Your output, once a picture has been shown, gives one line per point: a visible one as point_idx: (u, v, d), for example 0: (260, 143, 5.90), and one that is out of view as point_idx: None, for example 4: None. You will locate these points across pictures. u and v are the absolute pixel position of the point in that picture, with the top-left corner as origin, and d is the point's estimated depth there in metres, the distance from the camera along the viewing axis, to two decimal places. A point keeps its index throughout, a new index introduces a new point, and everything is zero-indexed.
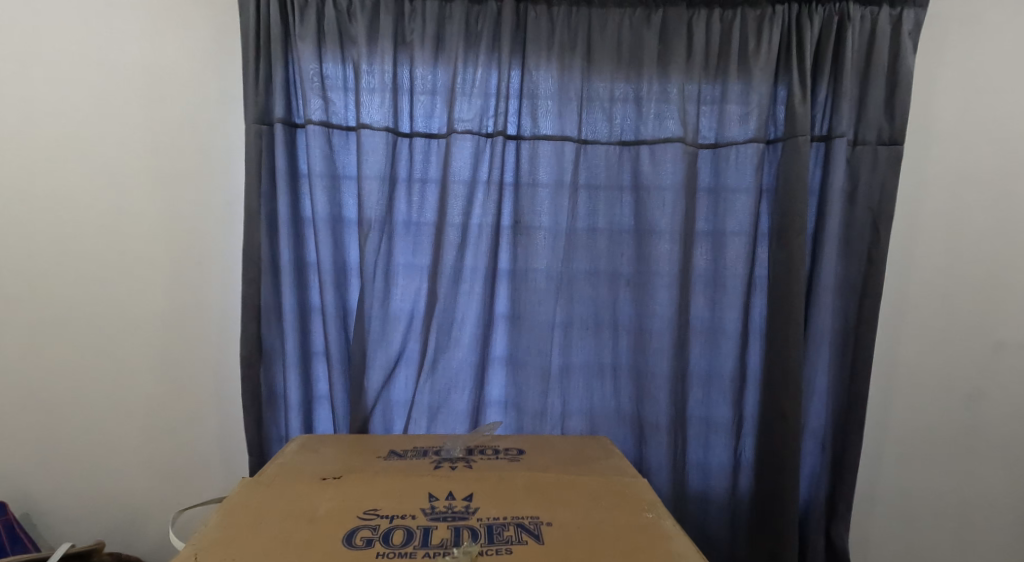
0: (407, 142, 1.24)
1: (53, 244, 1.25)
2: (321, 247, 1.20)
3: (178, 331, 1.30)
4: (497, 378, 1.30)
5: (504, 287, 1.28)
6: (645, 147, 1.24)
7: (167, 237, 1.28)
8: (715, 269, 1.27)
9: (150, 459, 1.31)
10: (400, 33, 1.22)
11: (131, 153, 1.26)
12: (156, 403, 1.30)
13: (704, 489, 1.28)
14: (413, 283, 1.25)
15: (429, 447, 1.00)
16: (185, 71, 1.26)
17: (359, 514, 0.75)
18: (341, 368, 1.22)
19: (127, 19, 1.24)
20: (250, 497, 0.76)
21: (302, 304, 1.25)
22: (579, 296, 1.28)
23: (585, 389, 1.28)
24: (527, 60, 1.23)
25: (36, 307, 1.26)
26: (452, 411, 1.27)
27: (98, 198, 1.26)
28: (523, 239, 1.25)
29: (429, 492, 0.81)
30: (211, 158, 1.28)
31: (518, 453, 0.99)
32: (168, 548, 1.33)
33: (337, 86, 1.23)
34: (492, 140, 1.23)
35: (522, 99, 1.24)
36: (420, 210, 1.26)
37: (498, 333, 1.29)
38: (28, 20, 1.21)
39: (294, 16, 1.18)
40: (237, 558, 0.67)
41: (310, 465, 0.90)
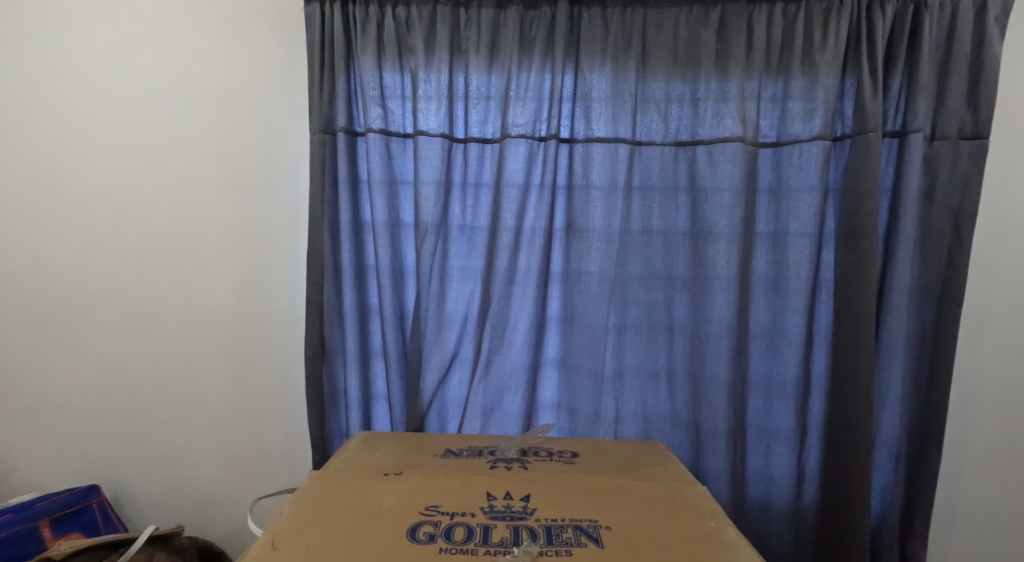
0: (462, 148, 1.27)
1: (139, 248, 1.36)
2: (380, 250, 1.24)
3: (248, 330, 1.37)
4: (550, 380, 1.30)
5: (556, 289, 1.29)
6: (702, 147, 1.22)
7: (238, 241, 1.36)
8: (777, 272, 1.23)
9: (222, 451, 1.39)
10: (456, 41, 1.25)
11: (207, 163, 1.35)
12: (227, 398, 1.38)
13: (765, 499, 1.24)
14: (467, 286, 1.28)
15: (484, 447, 1.02)
16: (256, 84, 1.33)
17: (421, 510, 0.77)
18: (398, 367, 1.26)
19: (204, 39, 1.33)
20: (319, 489, 0.80)
21: (362, 305, 1.30)
22: (633, 299, 1.26)
23: (640, 393, 1.26)
24: (581, 63, 1.23)
25: (123, 305, 1.37)
26: (505, 412, 1.28)
27: (177, 205, 1.36)
28: (575, 242, 1.25)
29: (487, 491, 0.82)
30: (278, 165, 1.35)
31: (572, 456, 0.99)
32: (237, 534, 1.41)
33: (396, 94, 1.27)
34: (545, 143, 1.24)
35: (575, 102, 1.24)
36: (474, 214, 1.28)
37: (551, 336, 1.30)
38: (121, 44, 1.33)
39: (356, 29, 1.23)
40: (309, 545, 0.70)
41: (371, 461, 0.94)
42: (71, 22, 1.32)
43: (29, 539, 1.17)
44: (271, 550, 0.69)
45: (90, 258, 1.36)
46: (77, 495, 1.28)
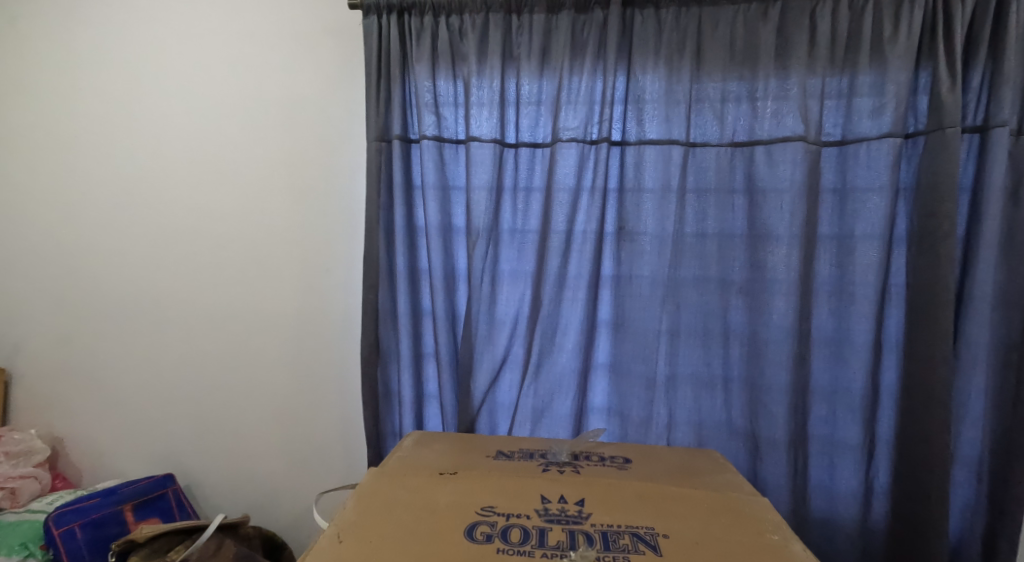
0: (513, 153, 1.28)
1: (209, 252, 1.45)
2: (432, 254, 1.27)
3: (307, 331, 1.43)
4: (600, 385, 1.29)
5: (606, 293, 1.28)
6: (761, 147, 1.18)
7: (299, 245, 1.42)
8: (842, 276, 1.18)
9: (283, 447, 1.45)
10: (508, 47, 1.26)
11: (271, 172, 1.42)
12: (288, 396, 1.45)
13: (829, 513, 1.19)
14: (517, 289, 1.28)
15: (536, 450, 1.02)
16: (316, 95, 1.39)
17: (477, 510, 0.78)
18: (450, 369, 1.28)
19: (271, 54, 1.40)
20: (377, 486, 0.82)
21: (415, 308, 1.33)
22: (687, 304, 1.24)
23: (694, 400, 1.23)
24: (633, 64, 1.22)
25: (194, 306, 1.46)
26: (555, 415, 1.28)
27: (244, 212, 1.43)
28: (627, 246, 1.24)
29: (542, 494, 0.82)
30: (336, 172, 1.40)
31: (625, 461, 0.98)
32: (296, 527, 1.47)
33: (449, 102, 1.29)
34: (597, 146, 1.23)
35: (628, 105, 1.24)
36: (525, 218, 1.29)
37: (601, 340, 1.28)
38: (198, 62, 1.43)
39: (411, 39, 1.27)
40: (372, 539, 0.72)
41: (426, 460, 0.96)
42: (158, 43, 1.44)
43: (114, 522, 1.27)
44: (337, 542, 0.72)
45: (166, 261, 1.46)
46: (153, 483, 1.37)
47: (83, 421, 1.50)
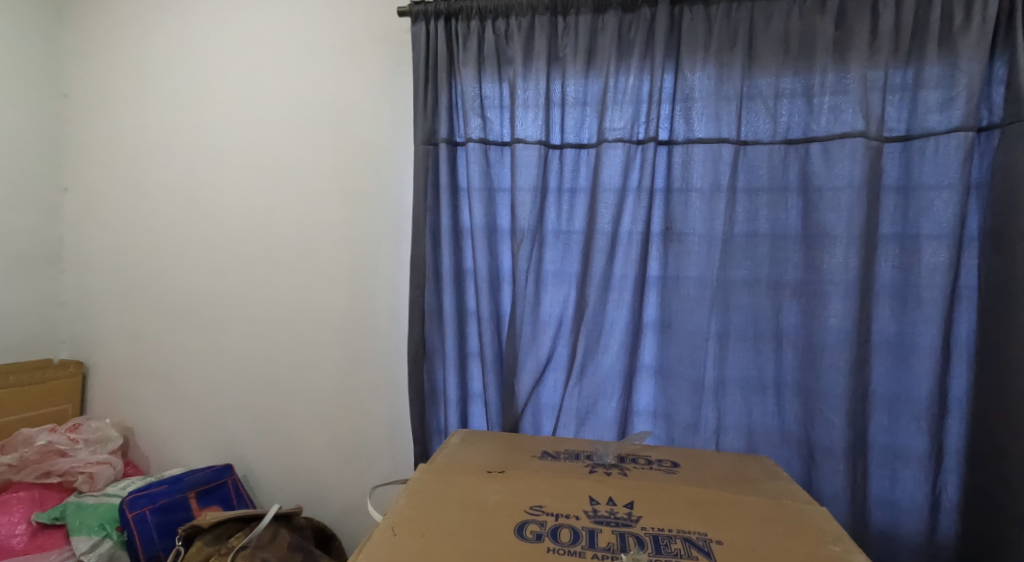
0: (558, 154, 1.28)
1: (265, 253, 1.51)
2: (478, 254, 1.28)
3: (357, 329, 1.47)
4: (646, 387, 1.27)
5: (652, 295, 1.26)
6: (817, 144, 1.15)
7: (349, 246, 1.47)
8: (905, 277, 1.12)
9: (332, 442, 1.50)
10: (553, 49, 1.27)
11: (324, 175, 1.47)
12: (338, 393, 1.49)
13: (891, 526, 1.13)
14: (562, 290, 1.28)
15: (581, 451, 1.02)
16: (367, 101, 1.44)
17: (527, 509, 0.79)
18: (494, 369, 1.29)
19: (325, 62, 1.46)
20: (428, 482, 0.84)
21: (460, 308, 1.35)
22: (737, 306, 1.20)
23: (744, 404, 1.20)
24: (681, 62, 1.20)
25: (251, 305, 1.53)
26: (600, 418, 1.27)
27: (298, 214, 1.49)
28: (674, 246, 1.22)
29: (590, 496, 0.82)
30: (385, 175, 1.44)
31: (673, 465, 0.97)
32: (344, 521, 1.50)
33: (494, 104, 1.31)
34: (643, 146, 1.22)
35: (675, 103, 1.22)
36: (570, 219, 1.28)
37: (647, 342, 1.26)
38: (259, 72, 1.50)
39: (458, 44, 1.30)
40: (424, 533, 0.74)
41: (473, 458, 0.97)
42: (224, 56, 1.53)
43: (180, 508, 1.35)
44: (391, 535, 0.73)
45: (226, 262, 1.53)
46: (213, 473, 1.44)
47: (151, 412, 1.59)
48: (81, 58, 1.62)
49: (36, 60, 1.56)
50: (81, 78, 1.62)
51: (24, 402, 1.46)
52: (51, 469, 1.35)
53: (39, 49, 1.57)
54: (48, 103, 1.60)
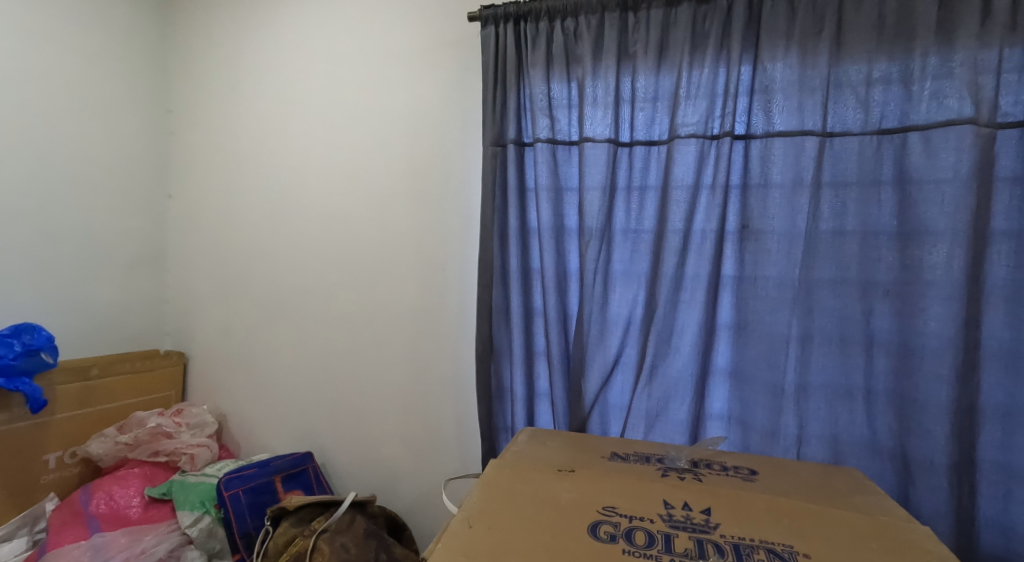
0: (628, 152, 1.25)
1: (343, 252, 1.59)
2: (545, 253, 1.28)
3: (427, 327, 1.52)
4: (719, 391, 1.22)
5: (727, 295, 1.21)
6: (916, 134, 1.07)
7: (420, 246, 1.51)
8: (1020, 277, 1.02)
9: (404, 435, 1.55)
10: (623, 46, 1.25)
11: (396, 178, 1.53)
12: (409, 388, 1.54)
13: (1003, 551, 1.03)
14: (631, 289, 1.26)
15: (652, 454, 1.00)
16: (439, 104, 1.48)
17: (599, 510, 0.78)
18: (561, 368, 1.28)
19: (401, 68, 1.52)
20: (499, 478, 0.85)
21: (527, 306, 1.35)
22: (822, 308, 1.14)
23: (829, 412, 1.13)
24: (760, 53, 1.16)
25: (330, 301, 1.61)
26: (670, 420, 1.23)
27: (373, 215, 1.55)
28: (751, 245, 1.17)
29: (665, 499, 0.81)
30: (454, 176, 1.47)
31: (751, 473, 0.93)
32: (414, 512, 1.55)
33: (563, 104, 1.31)
34: (718, 141, 1.18)
35: (753, 96, 1.17)
36: (639, 218, 1.26)
37: (721, 344, 1.22)
38: (341, 80, 1.58)
39: (527, 46, 1.31)
40: (499, 527, 0.74)
41: (542, 456, 0.97)
42: (307, 67, 1.62)
43: (267, 490, 1.44)
44: (466, 527, 0.75)
45: (307, 261, 1.62)
46: (296, 459, 1.55)
47: (241, 401, 1.72)
48: (183, 75, 1.77)
49: (146, 79, 1.72)
50: (182, 94, 1.78)
51: (137, 387, 1.60)
52: (159, 449, 1.49)
53: (149, 68, 1.73)
54: (155, 118, 1.75)
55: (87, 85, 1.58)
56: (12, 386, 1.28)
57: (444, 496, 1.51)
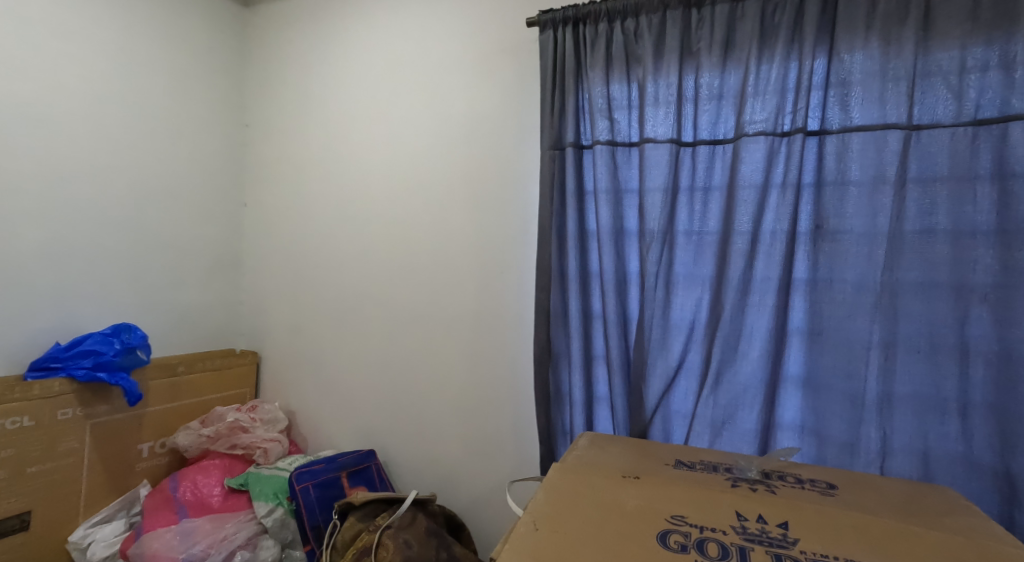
0: (691, 152, 1.22)
1: (405, 255, 1.63)
2: (604, 256, 1.27)
3: (485, 330, 1.53)
4: (791, 400, 1.16)
5: (800, 299, 1.15)
6: (1018, 124, 0.99)
7: (478, 249, 1.53)
8: None
9: (462, 436, 1.57)
10: (686, 43, 1.22)
11: (455, 182, 1.56)
12: (467, 390, 1.56)
13: None
14: (695, 293, 1.22)
15: (719, 463, 0.97)
16: (497, 110, 1.50)
17: (668, 518, 0.76)
18: (621, 373, 1.26)
19: (460, 77, 1.55)
20: (563, 483, 0.84)
21: (586, 310, 1.34)
22: (906, 313, 1.06)
23: (916, 424, 1.05)
24: (835, 44, 1.10)
25: (392, 303, 1.65)
26: (738, 429, 1.18)
27: (433, 220, 1.59)
28: (826, 246, 1.11)
29: (737, 511, 0.78)
30: (512, 180, 1.48)
31: (829, 487, 0.88)
32: (472, 512, 1.56)
33: (622, 106, 1.29)
34: (789, 138, 1.13)
35: (829, 89, 1.11)
36: (702, 219, 1.22)
37: (793, 350, 1.16)
38: (404, 89, 1.63)
39: (586, 49, 1.30)
40: (566, 531, 0.74)
41: (604, 461, 0.96)
42: (372, 78, 1.68)
43: (335, 485, 1.49)
44: (533, 529, 0.74)
45: (371, 264, 1.68)
46: (360, 456, 1.60)
47: (308, 399, 1.79)
48: (258, 92, 1.88)
49: (225, 96, 1.84)
50: (257, 109, 1.89)
51: (217, 384, 1.71)
52: (237, 443, 1.58)
53: (227, 86, 1.85)
54: (233, 132, 1.87)
55: (176, 101, 1.70)
56: (113, 381, 1.40)
57: (503, 498, 1.51)
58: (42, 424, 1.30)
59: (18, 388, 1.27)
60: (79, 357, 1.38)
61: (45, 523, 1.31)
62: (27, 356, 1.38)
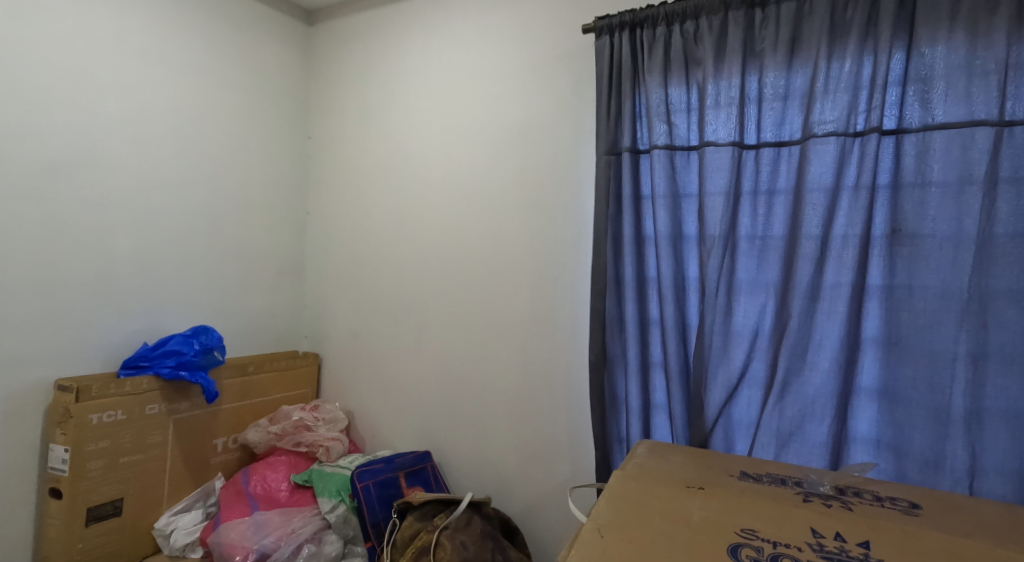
0: (754, 154, 1.18)
1: (460, 261, 1.66)
2: (663, 262, 1.25)
3: (538, 335, 1.54)
4: (865, 413, 1.10)
5: (875, 307, 1.09)
6: None
7: (532, 255, 1.54)
8: None
9: (517, 440, 1.57)
10: (749, 44, 1.19)
11: (508, 189, 1.58)
12: (521, 394, 1.57)
13: None
14: (758, 299, 1.18)
15: (788, 477, 0.93)
16: (551, 116, 1.51)
17: (738, 532, 0.74)
18: (680, 381, 1.23)
19: (515, 84, 1.57)
20: (626, 492, 0.84)
21: (642, 316, 1.32)
22: (999, 322, 0.99)
23: (1011, 441, 0.98)
24: (915, 38, 1.05)
25: (447, 307, 1.69)
26: (807, 442, 1.12)
27: (488, 225, 1.61)
28: (905, 250, 1.05)
29: (812, 528, 0.75)
30: (566, 186, 1.49)
31: (912, 506, 0.83)
32: (527, 517, 1.56)
33: (681, 109, 1.27)
34: (863, 138, 1.07)
35: (907, 85, 1.05)
36: (766, 223, 1.18)
37: (867, 360, 1.10)
38: (460, 98, 1.67)
39: (644, 53, 1.29)
40: (634, 539, 0.72)
41: (666, 470, 0.94)
42: (429, 89, 1.73)
43: (393, 484, 1.53)
44: (598, 536, 0.73)
45: (428, 269, 1.72)
46: (416, 457, 1.64)
47: (366, 400, 1.85)
48: (321, 106, 1.97)
49: (291, 110, 1.94)
50: (319, 122, 1.98)
51: (283, 384, 1.79)
52: (301, 440, 1.65)
53: (293, 101, 1.95)
54: (298, 145, 1.97)
55: (249, 116, 1.80)
56: (193, 379, 1.49)
57: (558, 503, 1.51)
58: (133, 418, 1.40)
59: (113, 385, 1.36)
60: (164, 357, 1.49)
61: (134, 511, 1.41)
62: (118, 354, 1.49)
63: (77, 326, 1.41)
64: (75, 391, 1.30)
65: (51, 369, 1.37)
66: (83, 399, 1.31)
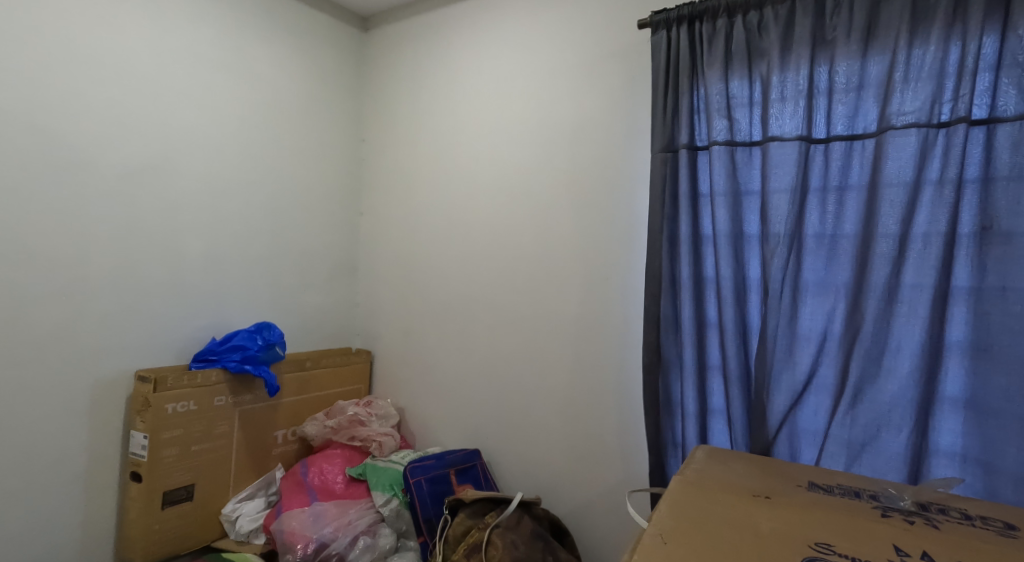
0: (823, 149, 1.12)
1: (509, 260, 1.66)
2: (722, 262, 1.20)
3: (589, 335, 1.52)
4: (949, 424, 1.02)
5: (960, 309, 1.02)
6: None
7: (582, 254, 1.52)
8: None
9: (565, 440, 1.56)
10: (819, 34, 1.13)
11: (558, 188, 1.56)
12: (569, 395, 1.55)
13: None
14: (827, 301, 1.12)
15: (862, 489, 0.88)
16: (603, 114, 1.49)
17: (813, 545, 0.70)
18: (740, 386, 1.18)
19: (566, 83, 1.56)
20: (687, 500, 0.81)
21: (699, 317, 1.27)
22: None
23: None
24: (1010, 20, 0.97)
25: (497, 306, 1.69)
26: (881, 453, 1.06)
27: (538, 224, 1.60)
28: (995, 250, 0.98)
29: (895, 545, 0.70)
30: (618, 184, 1.46)
31: (1008, 527, 0.77)
32: (575, 519, 1.54)
33: (743, 103, 1.22)
34: (948, 130, 1.00)
35: (1002, 71, 0.98)
36: (836, 221, 1.12)
37: (951, 367, 1.02)
38: (511, 98, 1.67)
39: (703, 47, 1.25)
40: (699, 548, 0.69)
41: (728, 478, 0.91)
42: (480, 90, 1.73)
43: (444, 481, 1.55)
44: (662, 543, 0.71)
45: (477, 269, 1.73)
46: (465, 455, 1.65)
47: (416, 396, 1.87)
48: (374, 109, 2.02)
49: (346, 114, 2.00)
50: (373, 124, 2.02)
51: (337, 379, 1.85)
52: (356, 435, 1.69)
53: (348, 105, 2.00)
54: (352, 147, 2.02)
55: (307, 120, 1.86)
56: (257, 372, 1.56)
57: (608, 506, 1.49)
58: (203, 409, 1.47)
59: (185, 376, 1.44)
60: (231, 351, 1.56)
61: (203, 496, 1.48)
62: (189, 348, 1.58)
63: (153, 321, 1.50)
64: (153, 381, 1.38)
65: (131, 360, 1.46)
66: (160, 389, 1.39)
